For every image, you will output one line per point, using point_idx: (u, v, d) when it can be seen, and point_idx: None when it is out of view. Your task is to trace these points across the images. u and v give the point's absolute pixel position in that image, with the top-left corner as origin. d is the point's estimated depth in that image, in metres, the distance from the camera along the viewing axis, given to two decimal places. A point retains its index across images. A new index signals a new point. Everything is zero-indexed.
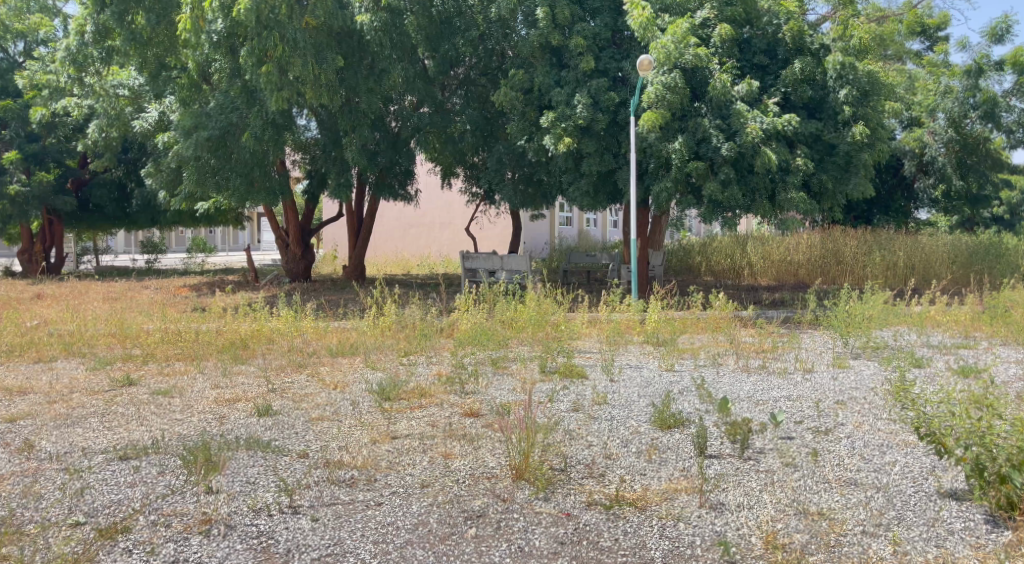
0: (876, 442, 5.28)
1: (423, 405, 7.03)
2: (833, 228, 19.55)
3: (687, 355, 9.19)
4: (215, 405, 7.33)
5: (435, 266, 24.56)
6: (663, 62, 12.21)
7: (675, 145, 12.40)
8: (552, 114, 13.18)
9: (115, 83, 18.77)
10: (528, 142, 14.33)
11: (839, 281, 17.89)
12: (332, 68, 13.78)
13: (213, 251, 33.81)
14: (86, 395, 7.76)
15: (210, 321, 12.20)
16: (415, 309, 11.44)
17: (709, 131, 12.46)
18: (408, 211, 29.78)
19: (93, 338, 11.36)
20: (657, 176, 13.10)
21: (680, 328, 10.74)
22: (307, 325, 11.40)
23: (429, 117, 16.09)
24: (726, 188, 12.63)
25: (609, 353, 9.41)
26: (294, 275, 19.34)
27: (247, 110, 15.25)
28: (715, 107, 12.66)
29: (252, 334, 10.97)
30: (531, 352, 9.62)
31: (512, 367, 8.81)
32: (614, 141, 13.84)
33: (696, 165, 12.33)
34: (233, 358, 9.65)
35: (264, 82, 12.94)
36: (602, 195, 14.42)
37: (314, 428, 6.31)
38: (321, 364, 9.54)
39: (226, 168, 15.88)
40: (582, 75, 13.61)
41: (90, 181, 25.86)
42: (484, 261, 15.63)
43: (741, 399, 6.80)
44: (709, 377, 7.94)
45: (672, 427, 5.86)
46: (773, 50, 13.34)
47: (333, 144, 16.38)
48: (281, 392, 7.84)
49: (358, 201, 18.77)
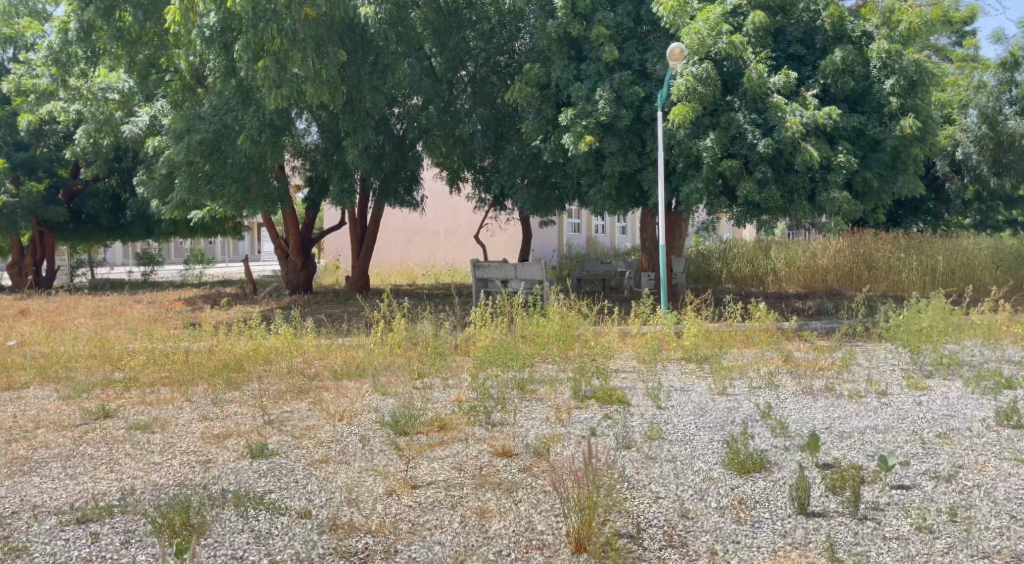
0: (1019, 493, 4.28)
1: (445, 441, 6.03)
2: (861, 229, 18.47)
3: (735, 374, 8.15)
4: (201, 443, 6.37)
5: (441, 275, 23.59)
6: (695, 50, 11.25)
7: (706, 142, 11.41)
8: (572, 111, 12.30)
9: (103, 87, 17.91)
10: (543, 142, 13.42)
11: (872, 287, 16.82)
12: (333, 64, 12.80)
13: (212, 263, 32.92)
14: (54, 432, 6.82)
15: (202, 338, 11.24)
16: (427, 324, 10.49)
17: (744, 125, 11.45)
18: (413, 218, 28.83)
19: (73, 360, 10.43)
20: (687, 176, 12.07)
21: (720, 344, 9.75)
22: (309, 343, 10.45)
23: (437, 117, 15.03)
24: (763, 189, 11.62)
25: (647, 373, 8.39)
26: (293, 287, 18.32)
27: (243, 110, 14.24)
28: (750, 100, 11.66)
29: (248, 355, 10.00)
30: (561, 374, 8.60)
31: (540, 392, 7.78)
32: (638, 139, 12.81)
33: (730, 164, 11.33)
34: (225, 385, 8.66)
35: (261, 79, 11.96)
36: (625, 197, 13.36)
37: (318, 474, 5.30)
38: (324, 388, 8.55)
39: (221, 174, 14.89)
40: (604, 69, 12.68)
41: (82, 191, 24.85)
42: (497, 270, 14.50)
43: (820, 431, 5.67)
44: (772, 401, 6.85)
45: (752, 472, 4.79)
46: (810, 39, 12.25)
47: (335, 148, 15.39)
48: (279, 425, 6.86)
49: (361, 208, 17.74)
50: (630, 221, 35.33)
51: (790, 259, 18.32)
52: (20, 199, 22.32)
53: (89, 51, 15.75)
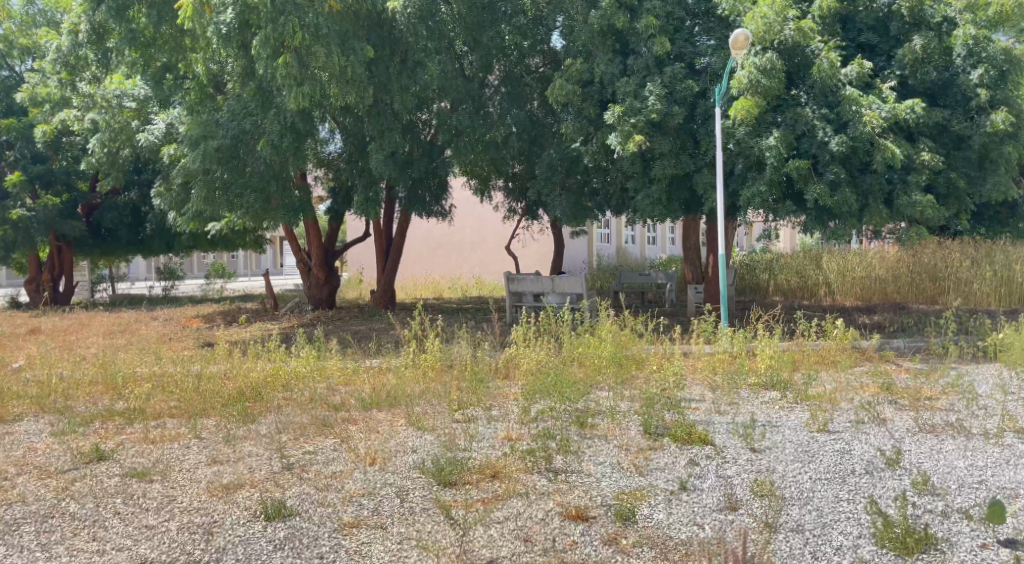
0: None
1: (502, 497, 5.00)
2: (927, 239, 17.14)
3: (826, 404, 7.02)
4: (206, 497, 5.37)
5: (469, 289, 22.58)
6: (760, 37, 10.16)
7: (770, 140, 10.24)
8: (619, 109, 11.25)
9: (118, 93, 17.13)
10: (585, 144, 12.36)
11: (937, 300, 15.49)
12: (360, 62, 11.83)
13: (233, 277, 31.99)
14: (37, 482, 5.85)
15: (216, 360, 10.25)
16: (464, 345, 9.45)
17: (813, 121, 10.30)
18: (438, 230, 27.88)
19: (76, 386, 9.48)
20: (747, 178, 10.92)
21: (795, 368, 8.65)
22: (333, 366, 9.41)
23: (470, 119, 13.99)
24: (835, 192, 10.42)
25: (724, 405, 7.29)
26: (316, 302, 17.34)
27: (263, 114, 13.31)
28: (819, 94, 10.51)
29: (266, 380, 8.99)
30: (622, 405, 7.50)
31: (602, 428, 6.71)
32: (690, 139, 11.68)
33: (798, 164, 10.19)
34: (241, 419, 7.66)
35: (281, 76, 10.99)
36: (676, 202, 12.20)
37: (346, 547, 4.34)
38: (352, 421, 7.53)
39: (239, 183, 13.98)
40: (654, 62, 11.63)
41: (101, 205, 24.13)
42: (530, 284, 13.54)
43: (979, 486, 4.60)
44: (891, 442, 5.72)
45: (919, 554, 3.80)
46: (883, 27, 11.03)
47: (360, 153, 14.40)
48: (300, 472, 5.83)
49: (388, 218, 16.74)
50: (660, 231, 34.12)
51: (844, 270, 17.09)
52: (36, 213, 21.63)
53: (101, 55, 14.77)
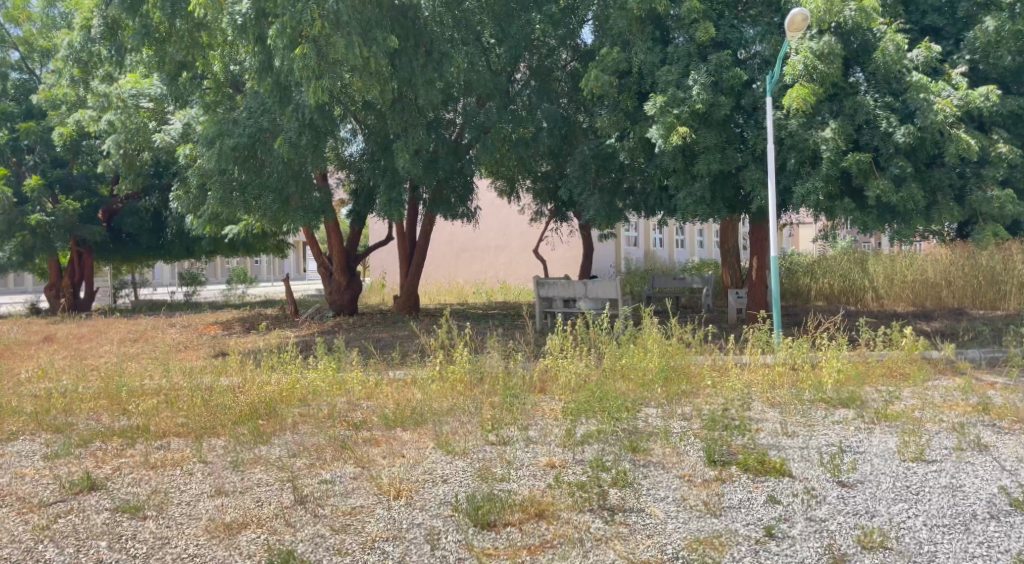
0: None
1: (551, 547, 4.27)
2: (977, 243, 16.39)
3: (913, 426, 6.23)
4: (206, 540, 4.64)
5: (494, 294, 21.88)
6: (817, 20, 9.42)
7: (827, 132, 9.43)
8: (661, 99, 10.47)
9: (133, 93, 16.32)
10: (621, 140, 11.56)
11: (1000, 305, 14.70)
12: (383, 52, 11.09)
13: (254, 282, 31.38)
14: (20, 518, 5.13)
15: (229, 372, 9.53)
16: (495, 355, 8.68)
17: (876, 110, 9.53)
18: (462, 233, 27.14)
19: (79, 400, 8.78)
20: (801, 174, 10.05)
21: (862, 383, 7.81)
22: (353, 379, 8.67)
23: (498, 113, 13.24)
24: (900, 187, 9.58)
25: (792, 425, 6.50)
26: (337, 308, 16.63)
27: (280, 110, 12.60)
28: (880, 81, 9.75)
29: (281, 395, 8.25)
30: (676, 426, 6.71)
31: (658, 455, 5.94)
32: (737, 132, 10.90)
33: (860, 157, 9.36)
34: (251, 439, 6.91)
35: (299, 69, 10.30)
36: (721, 201, 11.35)
37: None
38: (375, 442, 6.80)
39: (257, 184, 13.31)
40: (697, 50, 10.88)
41: (122, 210, 23.53)
42: (562, 289, 12.75)
43: None
44: (1008, 478, 4.95)
45: None
46: (950, 5, 10.35)
47: (383, 152, 13.68)
48: (315, 507, 5.10)
49: (411, 220, 16.03)
50: (689, 233, 33.09)
51: (893, 274, 16.16)
52: (55, 217, 21.13)
53: (113, 50, 13.98)
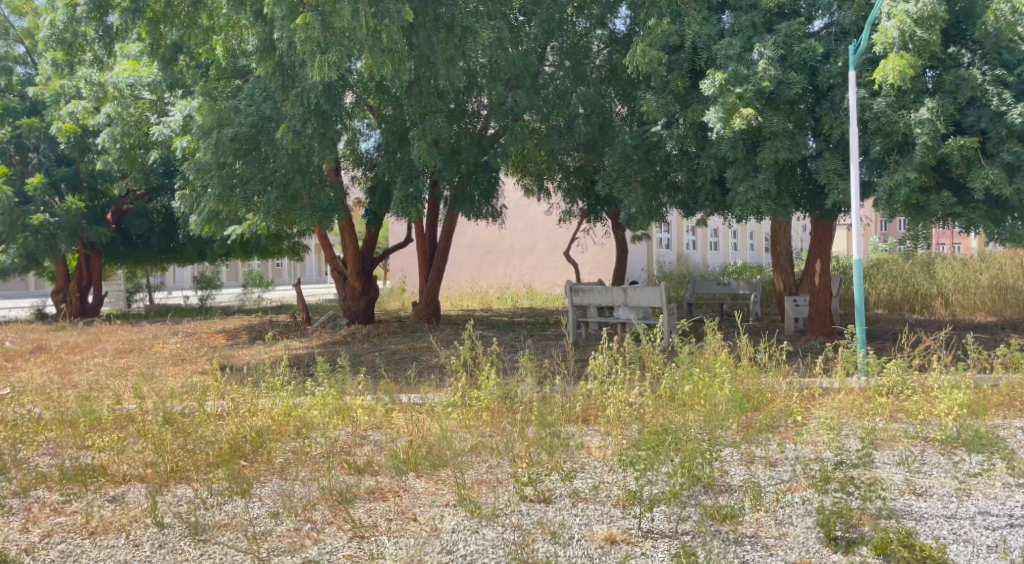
0: None
1: None
2: None
3: None
4: None
5: (520, 300, 20.43)
6: None
7: (923, 113, 7.93)
8: (721, 76, 8.94)
9: (131, 82, 14.89)
10: (670, 126, 10.05)
11: None
12: (398, 24, 9.68)
13: (271, 287, 30.00)
14: None
15: (218, 395, 8.10)
16: (531, 377, 7.21)
17: (984, 86, 8.13)
18: (486, 234, 25.70)
19: (38, 428, 7.38)
20: (887, 165, 8.49)
21: (986, 416, 6.28)
22: (361, 403, 7.25)
23: (529, 98, 11.74)
24: (1013, 177, 8.09)
25: (926, 481, 5.00)
26: (352, 315, 15.18)
27: (283, 95, 11.23)
28: (988, 51, 8.40)
29: (273, 424, 6.82)
30: (767, 479, 5.21)
31: (752, 524, 4.46)
32: (810, 114, 9.39)
33: (964, 142, 7.84)
34: (226, 489, 5.44)
35: (299, 41, 8.93)
36: (788, 196, 9.82)
37: None
38: (383, 493, 5.36)
39: (258, 177, 11.89)
40: (762, 21, 9.42)
41: (132, 211, 22.18)
42: (598, 295, 11.24)
43: None
44: None
45: None
46: None
47: (399, 142, 12.26)
48: None
49: (431, 220, 14.63)
50: (723, 236, 31.20)
51: (964, 280, 14.56)
52: (58, 217, 19.91)
53: (105, 33, 12.65)
